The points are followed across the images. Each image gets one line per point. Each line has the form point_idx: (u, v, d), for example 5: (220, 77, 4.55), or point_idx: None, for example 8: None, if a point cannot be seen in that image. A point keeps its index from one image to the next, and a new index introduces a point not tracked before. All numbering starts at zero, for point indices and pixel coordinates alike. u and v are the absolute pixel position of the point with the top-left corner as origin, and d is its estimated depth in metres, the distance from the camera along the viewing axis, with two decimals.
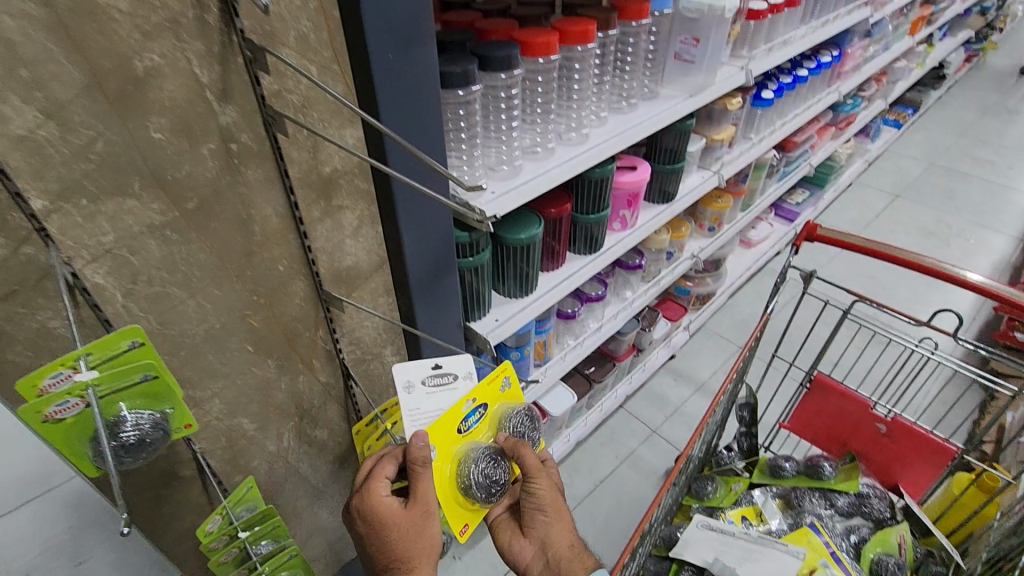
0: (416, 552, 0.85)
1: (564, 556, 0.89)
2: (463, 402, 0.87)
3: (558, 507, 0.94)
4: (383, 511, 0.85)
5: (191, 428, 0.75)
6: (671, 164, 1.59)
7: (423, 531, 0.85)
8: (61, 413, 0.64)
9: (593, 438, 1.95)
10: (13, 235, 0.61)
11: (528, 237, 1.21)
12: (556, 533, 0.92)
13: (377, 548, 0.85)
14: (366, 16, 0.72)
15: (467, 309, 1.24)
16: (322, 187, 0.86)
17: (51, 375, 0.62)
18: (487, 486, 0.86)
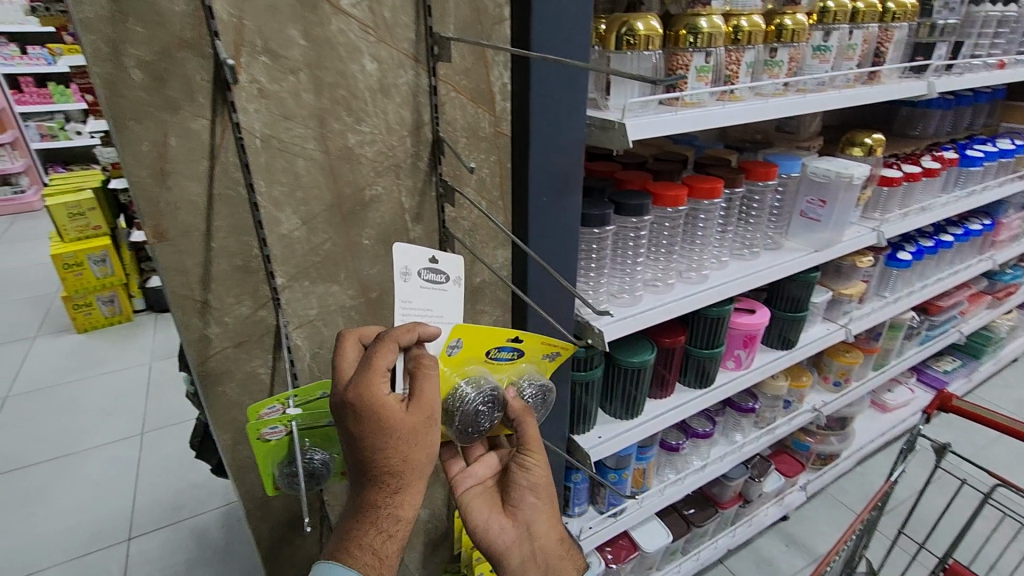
0: (413, 473, 0.68)
1: (550, 545, 0.90)
2: (511, 337, 0.82)
3: (546, 489, 0.92)
4: (384, 418, 0.65)
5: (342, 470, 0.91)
6: (793, 312, 1.60)
7: (424, 441, 0.68)
8: (269, 435, 0.81)
9: None
10: (258, 301, 0.84)
11: (640, 361, 1.28)
12: (542, 520, 0.91)
13: (361, 456, 0.67)
14: (531, 170, 0.92)
15: (573, 421, 1.31)
16: (470, 293, 1.04)
17: (269, 407, 0.79)
18: (479, 418, 0.81)
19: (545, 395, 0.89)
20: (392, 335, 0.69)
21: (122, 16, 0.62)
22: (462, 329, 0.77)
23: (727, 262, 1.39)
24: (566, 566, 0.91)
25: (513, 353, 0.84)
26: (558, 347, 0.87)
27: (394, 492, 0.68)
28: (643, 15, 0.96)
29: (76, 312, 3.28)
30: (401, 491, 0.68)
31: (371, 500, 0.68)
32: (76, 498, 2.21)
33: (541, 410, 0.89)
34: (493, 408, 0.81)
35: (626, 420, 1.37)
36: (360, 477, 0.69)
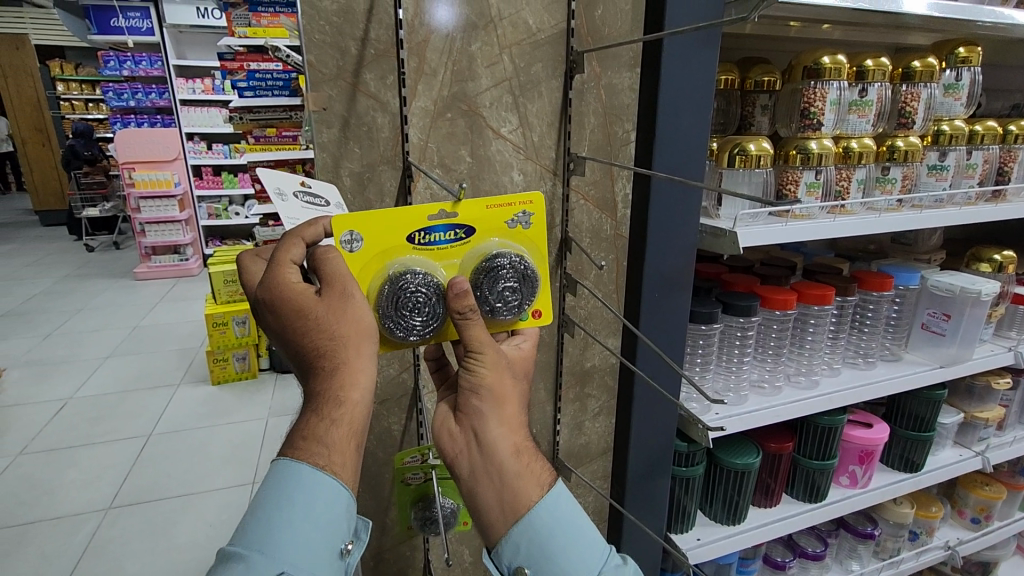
0: (345, 351, 0.62)
1: (512, 459, 0.66)
2: (435, 211, 0.70)
3: (502, 382, 0.66)
4: (295, 302, 0.61)
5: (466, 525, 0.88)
6: (917, 431, 1.49)
7: (347, 315, 0.62)
8: (410, 479, 0.83)
9: None
10: (404, 363, 0.98)
11: (744, 463, 1.26)
12: (501, 427, 0.66)
13: (291, 346, 0.63)
14: (647, 269, 1.02)
15: (671, 518, 1.29)
16: (581, 376, 1.13)
17: (409, 456, 0.83)
18: (415, 315, 0.68)
19: (514, 278, 0.70)
20: (296, 238, 0.66)
21: (347, 140, 0.83)
22: (345, 220, 0.67)
23: (839, 370, 1.36)
24: (532, 482, 0.67)
25: (452, 233, 0.71)
26: (518, 204, 0.71)
27: (325, 377, 0.62)
28: (755, 138, 1.06)
29: (214, 366, 3.72)
30: (335, 374, 0.61)
31: (310, 390, 0.62)
32: (192, 535, 2.41)
33: (514, 296, 0.71)
34: (420, 299, 0.68)
35: (728, 525, 1.32)
36: (301, 371, 0.64)
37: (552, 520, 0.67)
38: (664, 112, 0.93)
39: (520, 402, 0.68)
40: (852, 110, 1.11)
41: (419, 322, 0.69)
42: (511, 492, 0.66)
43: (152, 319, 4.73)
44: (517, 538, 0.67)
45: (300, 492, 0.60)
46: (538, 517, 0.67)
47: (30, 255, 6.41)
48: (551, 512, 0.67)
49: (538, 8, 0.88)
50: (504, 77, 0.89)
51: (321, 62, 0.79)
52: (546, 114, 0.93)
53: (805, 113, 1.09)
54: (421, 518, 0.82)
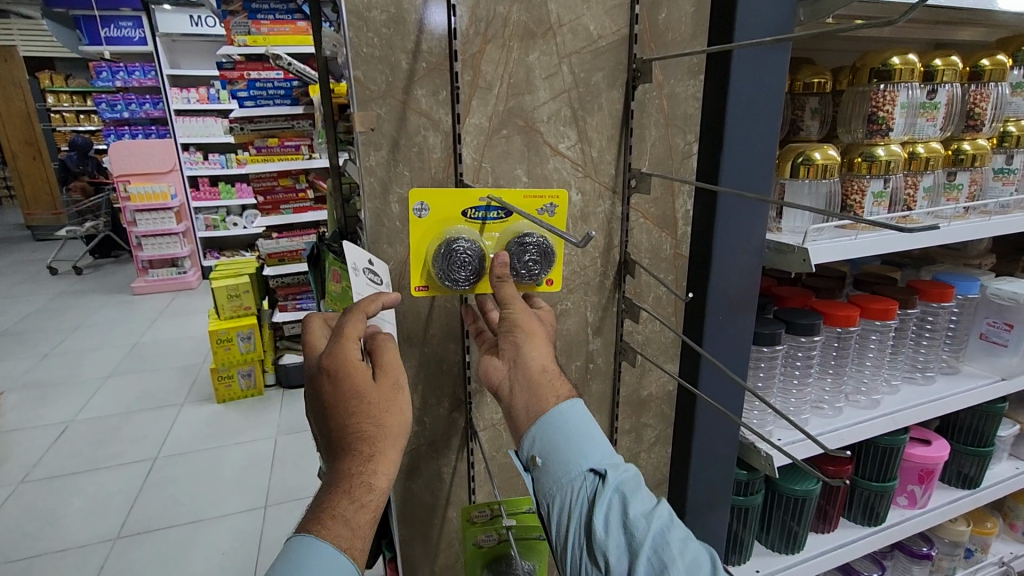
0: (382, 441, 0.60)
1: (537, 376, 0.63)
2: (489, 190, 0.66)
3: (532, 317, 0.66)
4: (352, 377, 0.60)
5: None
6: (976, 446, 1.43)
7: (394, 407, 0.62)
8: (482, 541, 0.78)
9: None
10: (454, 401, 0.90)
11: (804, 490, 1.19)
12: (528, 347, 0.63)
13: (332, 418, 0.61)
14: (711, 293, 0.96)
15: (726, 550, 1.22)
16: (637, 405, 1.05)
17: (480, 509, 0.79)
18: (458, 270, 0.65)
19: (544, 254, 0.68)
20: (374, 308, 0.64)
21: (396, 163, 0.76)
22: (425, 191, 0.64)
23: (898, 387, 1.29)
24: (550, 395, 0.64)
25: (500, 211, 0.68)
26: (552, 197, 0.68)
27: (359, 459, 0.59)
28: (820, 146, 0.99)
29: (219, 382, 3.64)
30: (368, 457, 0.59)
31: (339, 468, 0.60)
32: (204, 564, 2.32)
33: (538, 270, 0.67)
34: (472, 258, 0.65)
35: (786, 554, 1.25)
36: (334, 445, 0.62)
37: (565, 425, 0.63)
38: (732, 124, 0.86)
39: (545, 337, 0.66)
40: (921, 113, 1.04)
41: (464, 273, 0.66)
42: (538, 404, 0.63)
43: (152, 335, 4.63)
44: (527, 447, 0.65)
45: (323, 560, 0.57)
46: (556, 424, 0.63)
47: (25, 271, 6.29)
48: (566, 421, 0.63)
49: (600, 13, 0.80)
50: (563, 88, 0.81)
51: (369, 78, 0.72)
52: (606, 127, 0.85)
53: (872, 118, 1.02)
54: None
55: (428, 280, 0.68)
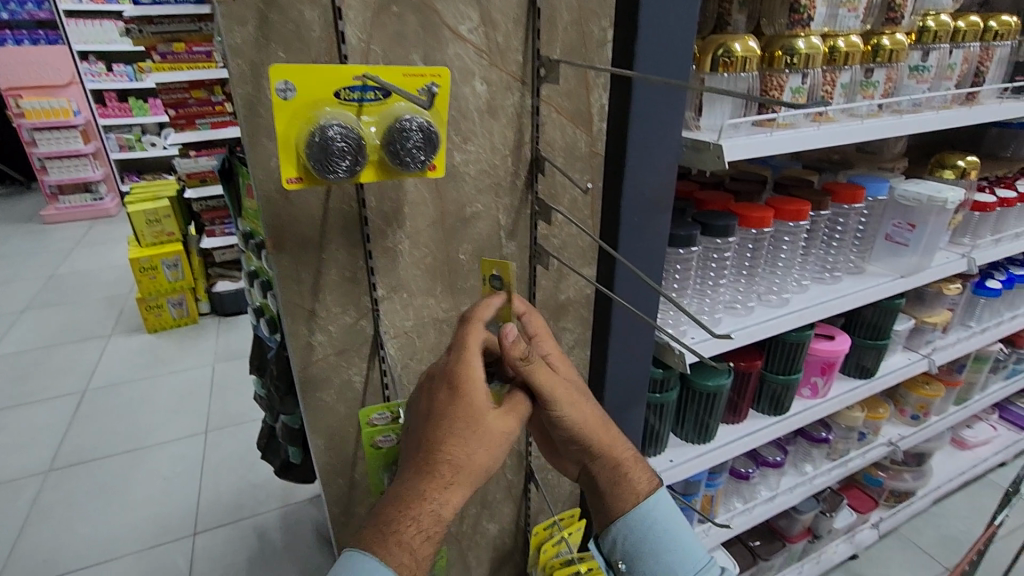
0: (464, 468, 0.64)
1: (604, 452, 0.82)
2: (366, 66, 0.60)
3: (579, 390, 0.79)
4: (459, 403, 0.66)
5: None
6: (873, 340, 1.54)
7: (486, 440, 0.66)
8: (381, 442, 0.79)
9: None
10: (361, 310, 0.86)
11: (716, 385, 1.26)
12: (582, 417, 0.78)
13: (427, 442, 0.66)
14: (625, 194, 0.93)
15: (644, 443, 1.30)
16: (554, 310, 1.05)
17: (378, 411, 0.79)
18: (335, 160, 0.59)
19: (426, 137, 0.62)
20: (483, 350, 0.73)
21: (267, 41, 0.67)
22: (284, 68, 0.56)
23: (808, 287, 1.36)
24: (637, 492, 0.85)
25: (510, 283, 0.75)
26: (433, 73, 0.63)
27: (444, 478, 0.64)
28: (741, 36, 0.95)
29: (148, 312, 3.47)
30: (451, 475, 0.64)
31: (418, 484, 0.64)
32: (146, 490, 2.31)
33: (426, 157, 0.62)
34: (347, 145, 0.59)
35: (698, 444, 1.35)
36: (418, 459, 0.66)
37: (650, 515, 0.85)
38: (646, 7, 0.80)
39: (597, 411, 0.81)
40: (843, 4, 1.01)
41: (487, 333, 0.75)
42: (618, 472, 0.84)
43: (69, 266, 4.31)
44: (622, 531, 0.87)
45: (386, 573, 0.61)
46: (643, 508, 0.85)
47: None
48: (651, 509, 0.85)
49: None
50: None
51: None
52: (511, 9, 0.78)
53: (794, 7, 0.99)
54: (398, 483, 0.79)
55: (304, 174, 0.61)
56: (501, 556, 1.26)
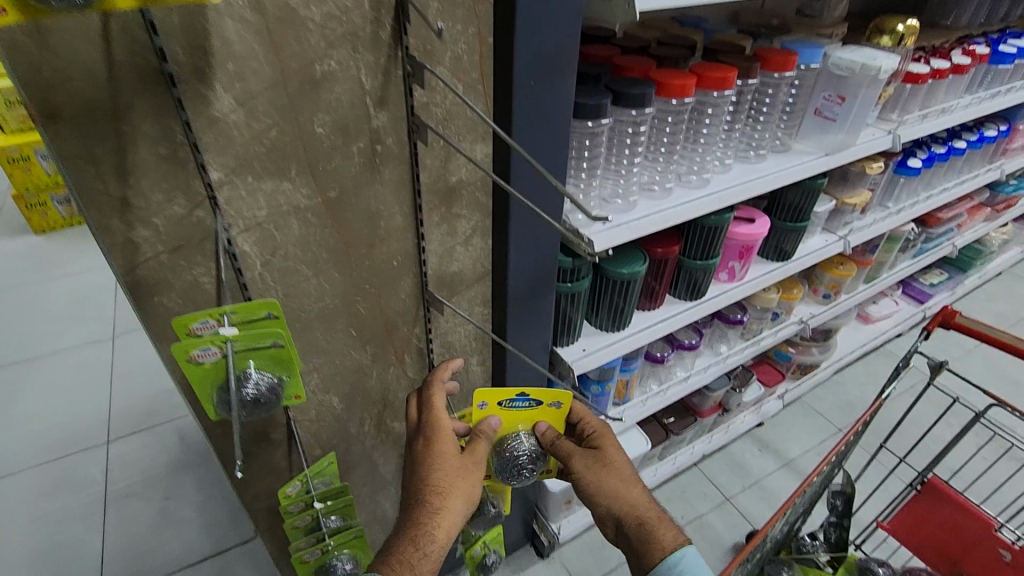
0: (451, 496, 0.81)
1: (626, 510, 0.90)
2: None
3: (598, 460, 0.93)
4: (437, 454, 0.83)
5: (299, 398, 0.78)
6: (793, 222, 1.51)
7: (467, 475, 0.84)
8: (202, 357, 0.68)
9: (672, 484, 1.98)
10: (192, 198, 0.70)
11: (630, 273, 1.20)
12: (601, 483, 0.91)
13: (409, 491, 0.83)
14: (517, 50, 0.77)
15: (557, 333, 1.25)
16: (445, 195, 0.92)
17: (200, 320, 0.67)
18: None
19: None
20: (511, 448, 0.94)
21: None
22: None
23: (731, 166, 1.27)
24: (669, 539, 0.86)
25: (529, 402, 0.90)
26: None
27: (421, 517, 0.78)
28: None
29: (31, 213, 3.05)
30: (431, 513, 0.79)
31: (411, 517, 0.79)
32: (48, 403, 2.16)
33: None
34: None
35: (612, 331, 1.32)
36: (411, 501, 0.81)
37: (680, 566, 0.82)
38: None
39: (625, 467, 0.94)
40: None
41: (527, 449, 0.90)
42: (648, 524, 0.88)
43: None
44: None
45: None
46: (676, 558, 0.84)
47: None
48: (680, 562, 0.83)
49: None
50: None
51: None
52: None
53: None
54: (228, 399, 0.71)
55: None
56: None
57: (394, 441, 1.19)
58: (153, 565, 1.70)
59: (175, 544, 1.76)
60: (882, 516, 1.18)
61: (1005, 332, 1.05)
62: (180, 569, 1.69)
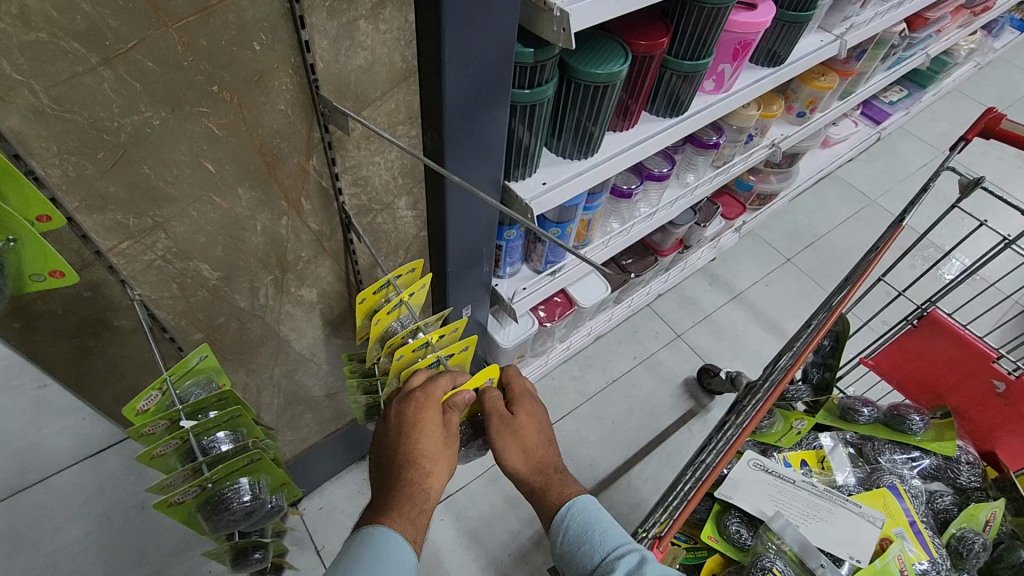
0: (438, 459, 0.75)
1: (536, 471, 0.81)
2: None
3: (530, 430, 0.81)
4: (425, 426, 0.74)
5: (65, 278, 0.54)
6: (796, 13, 1.20)
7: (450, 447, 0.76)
8: None
9: (624, 324, 1.88)
10: None
11: (607, 75, 0.87)
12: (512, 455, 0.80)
13: (393, 454, 0.76)
14: None
15: (510, 162, 0.96)
16: None
17: None
18: None
19: None
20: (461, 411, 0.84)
21: None
22: None
23: None
24: (556, 494, 0.79)
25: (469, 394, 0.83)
26: None
27: (408, 489, 0.73)
28: None
29: None
30: (419, 485, 0.74)
31: (402, 479, 0.74)
32: None
33: None
34: None
35: (578, 159, 1.04)
36: (398, 462, 0.75)
37: (581, 514, 0.78)
38: None
39: (539, 428, 0.83)
40: None
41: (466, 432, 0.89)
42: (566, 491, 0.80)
43: None
44: (564, 529, 0.78)
45: (388, 560, 0.68)
46: (577, 512, 0.78)
47: None
48: (581, 512, 0.78)
49: None
50: None
51: None
52: None
53: None
54: None
55: None
56: (331, 322, 0.97)
57: (306, 313, 0.91)
58: (42, 464, 1.45)
59: (64, 438, 1.49)
60: (863, 351, 1.14)
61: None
62: (76, 464, 1.46)
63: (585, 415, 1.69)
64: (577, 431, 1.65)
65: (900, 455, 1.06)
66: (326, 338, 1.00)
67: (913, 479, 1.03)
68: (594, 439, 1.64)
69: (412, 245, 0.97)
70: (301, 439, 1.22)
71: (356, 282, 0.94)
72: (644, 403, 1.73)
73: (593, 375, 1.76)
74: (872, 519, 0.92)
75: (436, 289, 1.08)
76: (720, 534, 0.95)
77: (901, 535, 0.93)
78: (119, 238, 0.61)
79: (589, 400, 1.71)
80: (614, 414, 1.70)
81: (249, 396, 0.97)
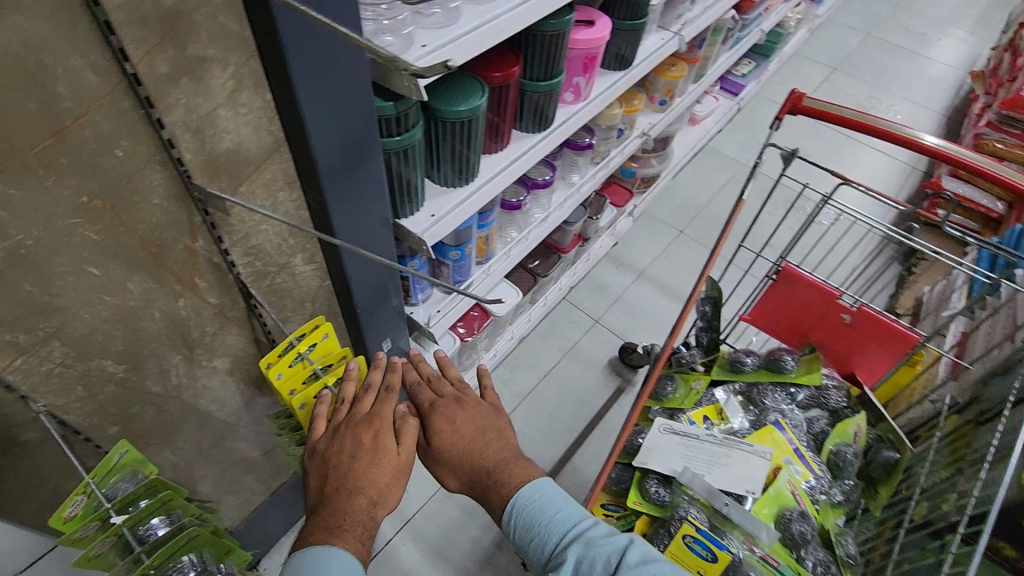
0: (388, 479, 0.74)
1: (483, 469, 0.79)
2: None
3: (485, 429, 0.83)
4: (377, 451, 0.75)
5: None
6: (632, 21, 1.33)
7: (398, 462, 0.76)
8: None
9: (545, 321, 1.99)
10: None
11: (469, 110, 0.95)
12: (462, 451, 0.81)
13: (339, 479, 0.73)
14: None
15: (396, 202, 1.02)
16: (165, 26, 0.56)
17: None
18: None
19: None
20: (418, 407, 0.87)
21: None
22: None
23: None
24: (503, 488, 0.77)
25: None
26: None
27: (357, 515, 0.71)
28: None
29: None
30: (365, 509, 0.72)
31: (344, 499, 0.72)
32: None
33: None
34: None
35: (460, 186, 1.11)
36: (344, 484, 0.73)
37: (528, 510, 0.75)
38: None
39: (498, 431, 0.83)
40: None
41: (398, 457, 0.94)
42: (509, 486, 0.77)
43: None
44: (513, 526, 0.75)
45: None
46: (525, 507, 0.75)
47: None
48: (525, 507, 0.75)
49: None
50: None
51: None
52: None
53: None
54: None
55: None
56: (251, 383, 0.99)
57: (224, 382, 0.93)
58: None
59: None
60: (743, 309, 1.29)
61: (959, 146, 0.97)
62: None
63: (523, 413, 1.78)
64: (518, 430, 1.74)
65: (781, 393, 1.24)
66: (251, 399, 1.01)
67: (792, 412, 1.21)
68: (535, 434, 1.74)
69: (319, 295, 1.01)
70: (246, 501, 1.22)
71: (269, 341, 0.96)
72: (576, 390, 1.84)
73: (523, 374, 1.86)
74: (762, 454, 1.06)
75: (351, 331, 1.12)
76: (643, 497, 1.10)
77: (789, 462, 1.09)
78: (11, 356, 0.62)
79: (525, 398, 1.81)
80: (549, 407, 1.80)
81: (180, 473, 0.97)
